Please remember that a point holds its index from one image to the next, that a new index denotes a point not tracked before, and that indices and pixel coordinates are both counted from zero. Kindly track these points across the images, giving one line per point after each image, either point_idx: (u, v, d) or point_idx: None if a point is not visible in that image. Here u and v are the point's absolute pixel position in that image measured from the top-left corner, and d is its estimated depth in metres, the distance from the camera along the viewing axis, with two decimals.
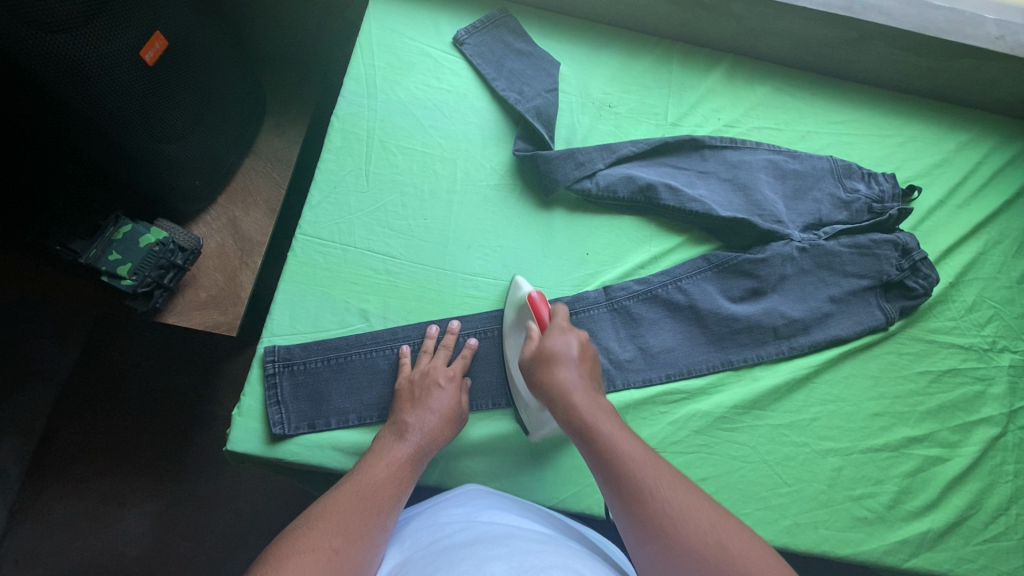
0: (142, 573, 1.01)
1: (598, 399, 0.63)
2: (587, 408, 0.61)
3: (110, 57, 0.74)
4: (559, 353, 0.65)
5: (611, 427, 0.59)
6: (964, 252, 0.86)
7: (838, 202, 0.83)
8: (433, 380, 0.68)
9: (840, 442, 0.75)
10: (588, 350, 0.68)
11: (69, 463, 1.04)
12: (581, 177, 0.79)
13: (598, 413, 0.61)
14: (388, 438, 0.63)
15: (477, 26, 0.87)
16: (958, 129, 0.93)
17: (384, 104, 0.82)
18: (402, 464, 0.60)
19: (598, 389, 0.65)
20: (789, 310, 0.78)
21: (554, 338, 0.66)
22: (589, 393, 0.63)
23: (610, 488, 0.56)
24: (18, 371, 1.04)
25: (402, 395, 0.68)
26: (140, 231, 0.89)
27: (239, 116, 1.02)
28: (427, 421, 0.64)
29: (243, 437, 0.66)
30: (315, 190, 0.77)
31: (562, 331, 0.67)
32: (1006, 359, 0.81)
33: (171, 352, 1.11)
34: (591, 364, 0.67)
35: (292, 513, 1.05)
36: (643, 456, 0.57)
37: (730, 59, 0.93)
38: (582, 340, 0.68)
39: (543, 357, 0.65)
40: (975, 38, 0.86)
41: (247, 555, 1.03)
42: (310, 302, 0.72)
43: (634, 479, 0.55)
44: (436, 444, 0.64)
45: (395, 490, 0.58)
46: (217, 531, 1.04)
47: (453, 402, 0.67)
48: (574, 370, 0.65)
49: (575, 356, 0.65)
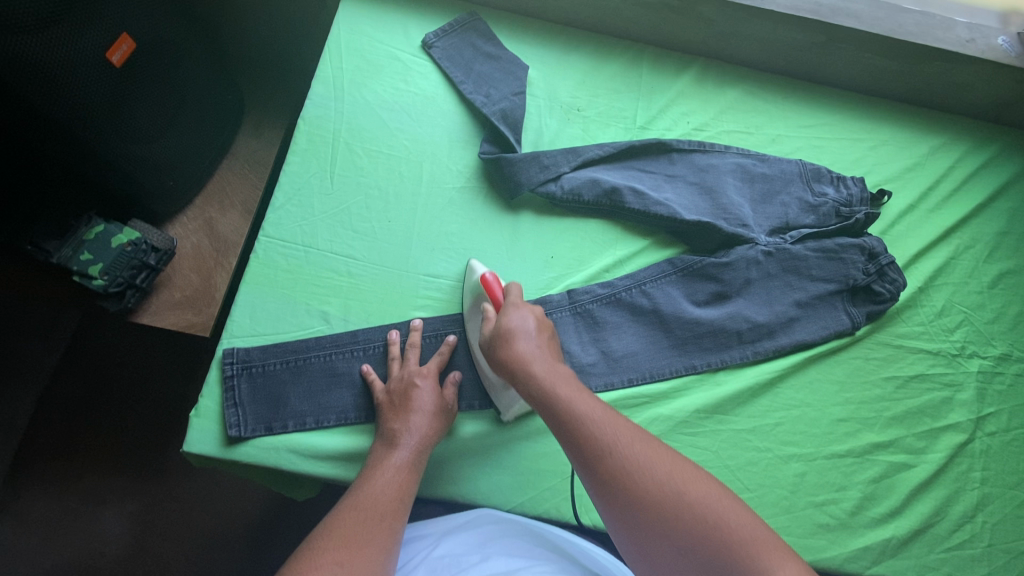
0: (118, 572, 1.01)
1: (557, 364, 0.62)
2: (547, 374, 0.60)
3: (74, 58, 0.75)
4: (516, 327, 0.64)
5: (572, 391, 0.59)
6: (935, 256, 0.85)
7: (805, 206, 0.82)
8: (414, 384, 0.68)
9: (804, 447, 0.74)
10: (545, 322, 0.67)
11: (47, 463, 1.05)
12: (546, 180, 0.80)
13: (558, 379, 0.60)
14: (382, 448, 0.64)
15: (446, 29, 0.88)
16: (931, 133, 0.93)
17: (351, 106, 0.82)
18: (399, 469, 0.61)
19: (559, 357, 0.65)
20: (754, 314, 0.78)
21: (509, 314, 0.66)
22: (548, 360, 0.62)
23: (573, 451, 0.55)
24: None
25: (386, 404, 0.68)
26: (112, 231, 0.89)
27: (215, 118, 1.02)
28: (418, 424, 0.65)
29: (199, 439, 0.66)
30: (280, 192, 0.77)
31: (517, 306, 0.67)
32: (975, 364, 0.81)
33: (150, 352, 1.12)
34: (550, 334, 0.66)
35: (268, 513, 1.06)
36: (606, 417, 0.56)
37: (701, 63, 0.93)
38: (538, 313, 0.67)
39: (499, 334, 0.64)
40: (945, 41, 0.85)
41: (221, 557, 1.03)
42: (271, 304, 0.72)
43: (597, 439, 0.54)
44: (430, 441, 0.65)
45: (399, 497, 0.59)
46: (194, 530, 1.04)
47: (439, 401, 0.68)
48: (531, 341, 0.64)
49: (532, 328, 0.65)
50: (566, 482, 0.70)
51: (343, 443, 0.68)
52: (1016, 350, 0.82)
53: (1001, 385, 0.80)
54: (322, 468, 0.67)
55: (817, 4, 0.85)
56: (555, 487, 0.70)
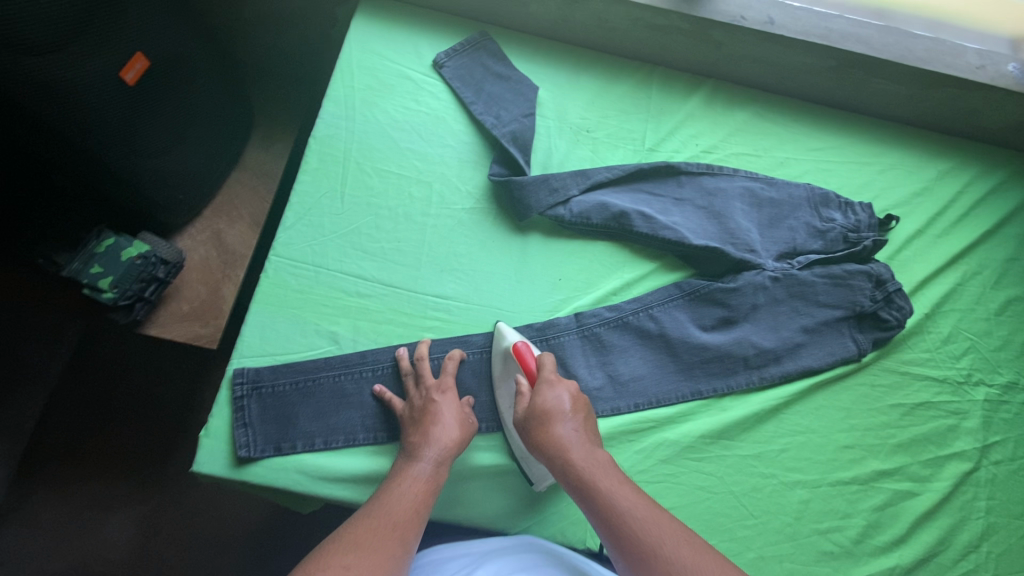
0: None
1: (596, 451, 0.63)
2: (587, 464, 0.61)
3: (90, 79, 0.75)
4: (554, 409, 0.65)
5: (612, 483, 0.60)
6: (942, 282, 0.85)
7: (813, 231, 0.83)
8: (431, 399, 0.68)
9: (809, 474, 0.75)
10: (580, 400, 0.67)
11: (55, 469, 1.05)
12: (555, 203, 0.80)
13: (597, 468, 0.61)
14: (403, 461, 0.64)
15: (457, 49, 0.88)
16: (940, 158, 0.93)
17: (362, 126, 0.83)
18: (418, 482, 0.62)
19: (596, 438, 0.65)
20: (760, 339, 0.78)
21: (544, 393, 0.66)
22: (586, 446, 0.63)
23: (616, 547, 0.57)
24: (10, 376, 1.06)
25: (408, 418, 0.68)
26: (123, 244, 0.90)
27: (226, 131, 1.03)
28: (438, 436, 0.65)
29: (209, 459, 0.67)
30: (290, 212, 0.77)
31: (552, 385, 0.67)
32: (982, 392, 0.81)
33: (157, 361, 1.12)
34: (586, 413, 0.67)
35: (272, 523, 1.06)
36: (647, 513, 0.58)
37: (711, 84, 0.93)
38: (573, 391, 0.67)
39: (536, 415, 0.65)
40: (955, 67, 0.85)
41: (225, 567, 1.04)
42: (280, 324, 0.73)
43: (641, 540, 0.56)
44: (450, 454, 0.65)
45: (415, 507, 0.59)
46: (198, 539, 1.05)
47: (460, 415, 0.68)
48: (569, 423, 0.64)
49: (568, 409, 0.65)
50: (571, 506, 0.71)
51: (350, 465, 0.68)
52: None
53: (1006, 414, 0.80)
54: (330, 489, 0.67)
55: (828, 29, 0.85)
56: (560, 512, 0.71)
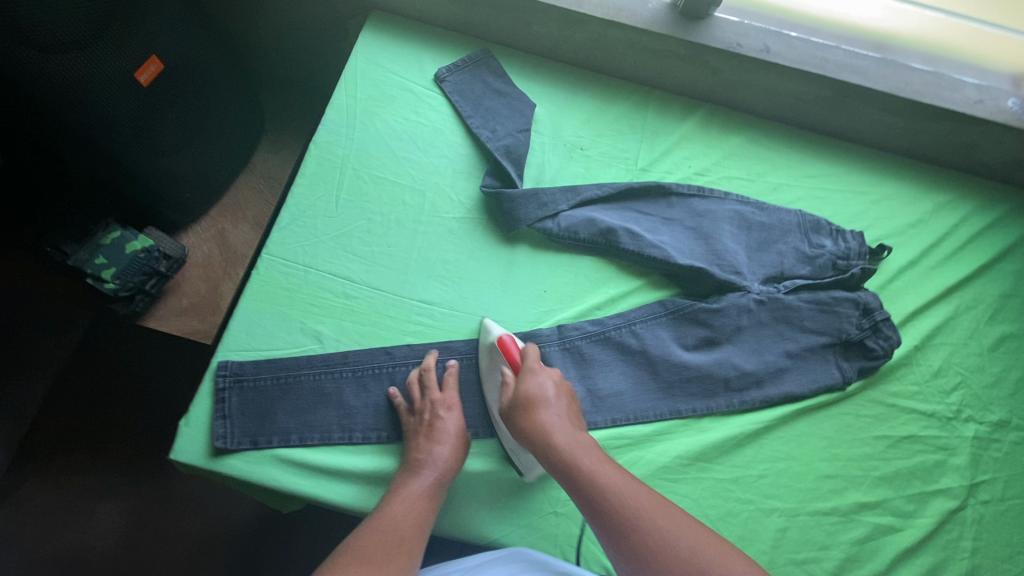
0: (110, 569, 1.03)
1: (578, 433, 0.64)
2: (569, 445, 0.62)
3: (106, 78, 0.79)
4: (537, 395, 0.66)
5: (593, 461, 0.60)
6: (933, 315, 0.84)
7: (801, 256, 0.83)
8: (437, 414, 0.69)
9: (787, 502, 0.73)
10: (563, 387, 0.69)
11: (50, 457, 1.07)
12: (543, 217, 0.81)
13: (578, 447, 0.62)
14: (406, 475, 0.65)
15: (458, 65, 0.91)
16: (937, 191, 0.92)
17: (361, 134, 0.85)
18: (422, 498, 0.63)
19: (578, 422, 0.66)
20: (742, 362, 0.77)
21: (528, 381, 0.68)
22: (568, 428, 0.64)
23: (596, 521, 0.57)
24: (17, 361, 1.08)
25: (411, 431, 0.69)
26: (128, 238, 0.94)
27: (235, 135, 1.06)
28: (442, 453, 0.66)
29: (187, 448, 0.68)
30: (286, 213, 0.80)
31: (535, 372, 0.69)
32: (971, 429, 0.79)
33: (160, 356, 1.15)
34: (569, 399, 0.68)
35: (255, 524, 1.06)
36: (627, 486, 0.58)
37: (707, 108, 0.94)
38: (557, 379, 0.69)
39: (520, 401, 0.66)
40: (952, 101, 0.86)
41: (209, 564, 1.04)
42: (267, 320, 0.74)
43: (620, 512, 0.56)
44: (452, 472, 0.66)
45: (418, 524, 0.61)
46: (185, 535, 1.05)
47: (461, 431, 0.70)
48: (551, 409, 0.65)
49: (551, 394, 0.67)
50: (543, 519, 0.70)
51: (323, 461, 0.69)
52: (1015, 418, 0.80)
53: (997, 452, 0.78)
54: (302, 486, 0.68)
55: (823, 59, 0.86)
56: (530, 525, 0.69)
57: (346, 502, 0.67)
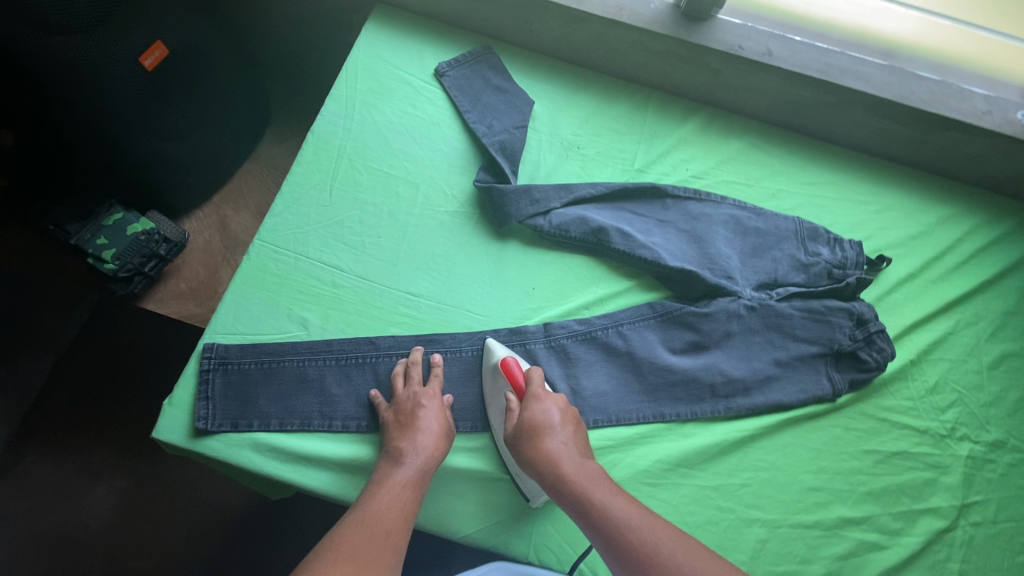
0: (101, 548, 1.01)
1: (587, 463, 0.63)
2: (578, 475, 0.61)
3: (111, 61, 0.80)
4: (542, 422, 0.65)
5: (604, 494, 0.59)
6: (931, 329, 0.82)
7: (796, 264, 0.81)
8: (418, 403, 0.69)
9: (769, 513, 0.72)
10: (568, 412, 0.68)
11: (50, 434, 1.06)
12: (535, 213, 0.81)
13: (588, 478, 0.61)
14: (387, 465, 0.64)
15: (459, 60, 0.91)
16: (942, 203, 0.90)
17: (359, 125, 0.86)
18: (406, 488, 0.62)
19: (587, 451, 0.65)
20: (729, 368, 0.76)
21: (533, 407, 0.67)
22: (576, 457, 0.63)
23: (611, 557, 0.55)
24: (25, 337, 1.09)
25: (392, 422, 0.68)
26: (130, 220, 0.96)
27: (240, 123, 1.08)
28: (424, 442, 0.66)
29: (168, 427, 0.69)
30: (280, 200, 0.81)
31: (540, 398, 0.68)
32: (965, 448, 0.76)
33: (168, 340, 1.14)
34: (575, 425, 0.67)
35: (248, 510, 1.05)
36: (640, 518, 0.57)
37: (708, 111, 0.93)
38: (561, 404, 0.69)
39: (525, 429, 0.65)
40: (959, 111, 0.84)
41: (199, 549, 1.03)
42: (255, 305, 0.75)
43: (636, 545, 0.55)
44: (435, 461, 0.65)
45: (403, 513, 0.59)
46: (175, 519, 1.04)
47: (442, 420, 0.69)
48: (558, 436, 0.65)
49: (558, 421, 0.66)
50: (518, 517, 0.69)
51: (302, 447, 0.69)
52: (1013, 439, 0.77)
53: (991, 473, 0.76)
54: (279, 470, 0.68)
55: (827, 64, 0.84)
56: (504, 522, 0.69)
57: (321, 489, 0.68)
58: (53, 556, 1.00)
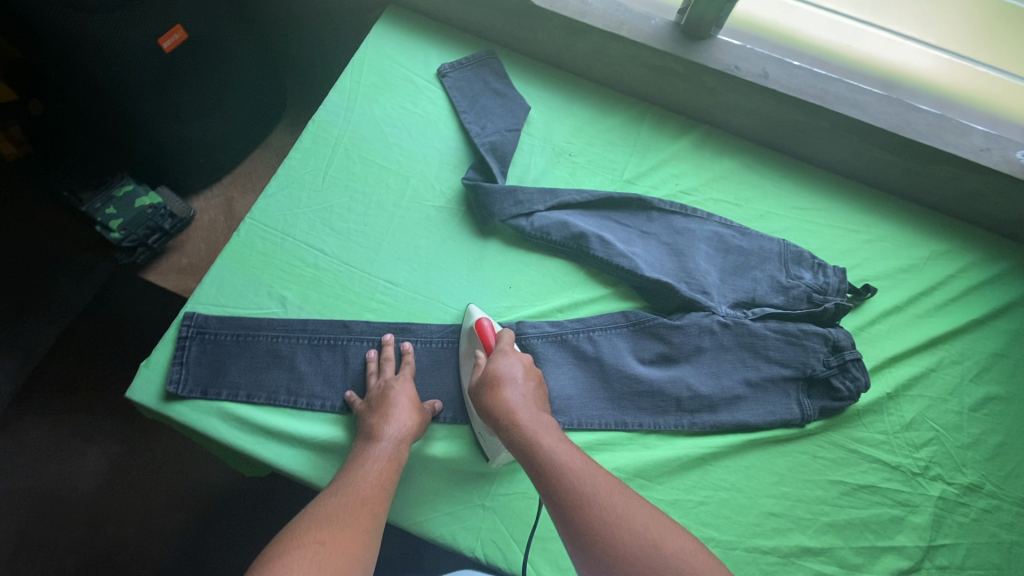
0: (86, 513, 1.02)
1: (542, 414, 0.63)
2: (530, 422, 0.61)
3: (132, 43, 0.84)
4: (504, 374, 0.66)
5: (552, 440, 0.60)
6: (913, 364, 0.80)
7: (776, 285, 0.81)
8: (389, 386, 0.71)
9: (725, 534, 0.70)
10: (532, 371, 0.69)
11: (49, 394, 1.09)
12: (518, 214, 0.82)
13: (540, 426, 0.61)
14: (363, 443, 0.65)
15: (461, 63, 0.94)
16: (936, 239, 0.89)
17: (358, 117, 0.89)
18: (383, 461, 0.63)
19: (543, 406, 0.66)
20: (697, 384, 0.76)
21: (498, 360, 0.68)
22: (532, 408, 0.64)
23: (547, 496, 0.56)
24: (36, 300, 1.12)
25: (365, 406, 0.70)
26: (139, 194, 1.01)
27: (253, 110, 1.12)
28: (397, 417, 0.67)
29: (142, 388, 0.71)
30: (274, 182, 0.84)
31: (506, 353, 0.69)
32: (938, 489, 0.74)
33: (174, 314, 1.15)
34: (537, 383, 0.68)
35: (231, 489, 1.05)
36: (583, 465, 0.57)
37: (703, 129, 0.94)
38: (526, 362, 0.69)
39: (487, 379, 0.66)
40: (956, 145, 0.83)
41: (179, 525, 1.02)
42: (238, 280, 0.78)
43: (575, 487, 0.55)
44: (410, 434, 0.67)
45: (381, 483, 0.61)
46: (160, 492, 1.04)
47: (414, 398, 0.71)
48: (518, 388, 0.65)
49: (519, 376, 0.67)
50: (468, 511, 0.69)
51: (266, 420, 0.71)
52: (989, 483, 0.75)
53: (963, 517, 0.73)
54: (242, 440, 0.70)
55: (822, 91, 0.84)
56: (454, 514, 0.69)
57: (279, 462, 0.69)
58: (38, 513, 1.01)
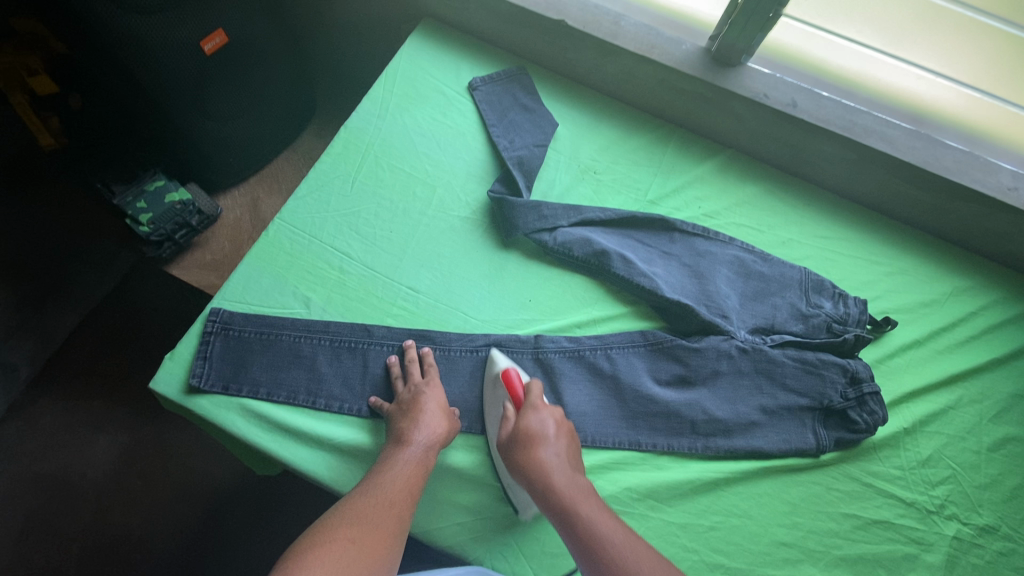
0: (93, 499, 1.03)
1: (577, 477, 0.63)
2: (568, 489, 0.61)
3: (174, 42, 0.86)
4: (537, 433, 0.65)
5: (592, 510, 0.60)
6: (931, 400, 0.80)
7: (796, 313, 0.81)
8: (420, 392, 0.71)
9: (734, 561, 0.69)
10: (564, 424, 0.68)
11: (68, 379, 1.10)
12: (541, 229, 0.83)
13: (578, 494, 0.61)
14: (392, 445, 0.66)
15: (493, 77, 0.96)
16: (957, 275, 0.89)
17: (388, 125, 0.91)
18: (413, 466, 0.64)
19: (577, 464, 0.66)
20: (713, 408, 0.76)
21: (530, 417, 0.67)
22: (567, 471, 0.63)
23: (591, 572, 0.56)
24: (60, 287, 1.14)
25: (396, 409, 0.70)
26: (170, 189, 1.04)
27: (285, 113, 1.15)
28: (427, 422, 0.68)
29: (164, 380, 0.72)
30: (305, 185, 0.85)
31: (538, 409, 0.68)
32: (952, 528, 0.73)
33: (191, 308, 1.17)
34: (569, 439, 0.67)
35: (237, 486, 1.05)
36: (628, 543, 0.57)
37: (727, 154, 0.95)
38: (558, 416, 0.69)
39: (521, 439, 0.65)
40: (983, 183, 0.83)
41: (183, 517, 1.03)
42: (264, 280, 0.79)
43: (621, 566, 0.55)
44: (438, 441, 0.68)
45: (408, 488, 0.62)
46: (167, 483, 1.05)
47: (444, 405, 0.71)
48: (552, 448, 0.65)
49: (552, 434, 0.66)
50: (479, 523, 0.69)
51: (285, 419, 0.72)
52: (1005, 526, 0.74)
53: (977, 558, 0.72)
54: (260, 437, 0.71)
55: (850, 122, 0.85)
56: (466, 524, 0.69)
57: (294, 462, 0.69)
58: (48, 497, 1.03)
